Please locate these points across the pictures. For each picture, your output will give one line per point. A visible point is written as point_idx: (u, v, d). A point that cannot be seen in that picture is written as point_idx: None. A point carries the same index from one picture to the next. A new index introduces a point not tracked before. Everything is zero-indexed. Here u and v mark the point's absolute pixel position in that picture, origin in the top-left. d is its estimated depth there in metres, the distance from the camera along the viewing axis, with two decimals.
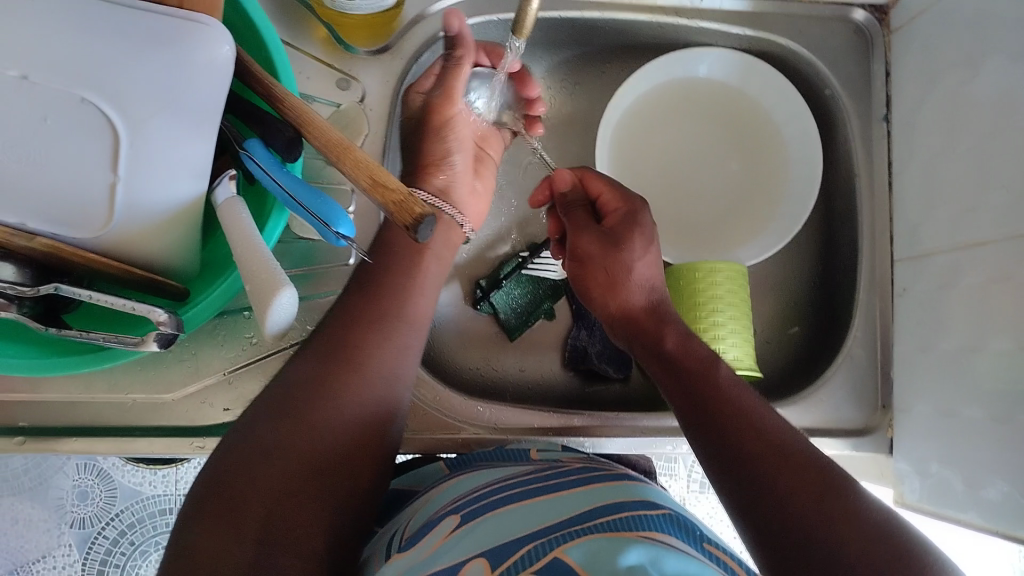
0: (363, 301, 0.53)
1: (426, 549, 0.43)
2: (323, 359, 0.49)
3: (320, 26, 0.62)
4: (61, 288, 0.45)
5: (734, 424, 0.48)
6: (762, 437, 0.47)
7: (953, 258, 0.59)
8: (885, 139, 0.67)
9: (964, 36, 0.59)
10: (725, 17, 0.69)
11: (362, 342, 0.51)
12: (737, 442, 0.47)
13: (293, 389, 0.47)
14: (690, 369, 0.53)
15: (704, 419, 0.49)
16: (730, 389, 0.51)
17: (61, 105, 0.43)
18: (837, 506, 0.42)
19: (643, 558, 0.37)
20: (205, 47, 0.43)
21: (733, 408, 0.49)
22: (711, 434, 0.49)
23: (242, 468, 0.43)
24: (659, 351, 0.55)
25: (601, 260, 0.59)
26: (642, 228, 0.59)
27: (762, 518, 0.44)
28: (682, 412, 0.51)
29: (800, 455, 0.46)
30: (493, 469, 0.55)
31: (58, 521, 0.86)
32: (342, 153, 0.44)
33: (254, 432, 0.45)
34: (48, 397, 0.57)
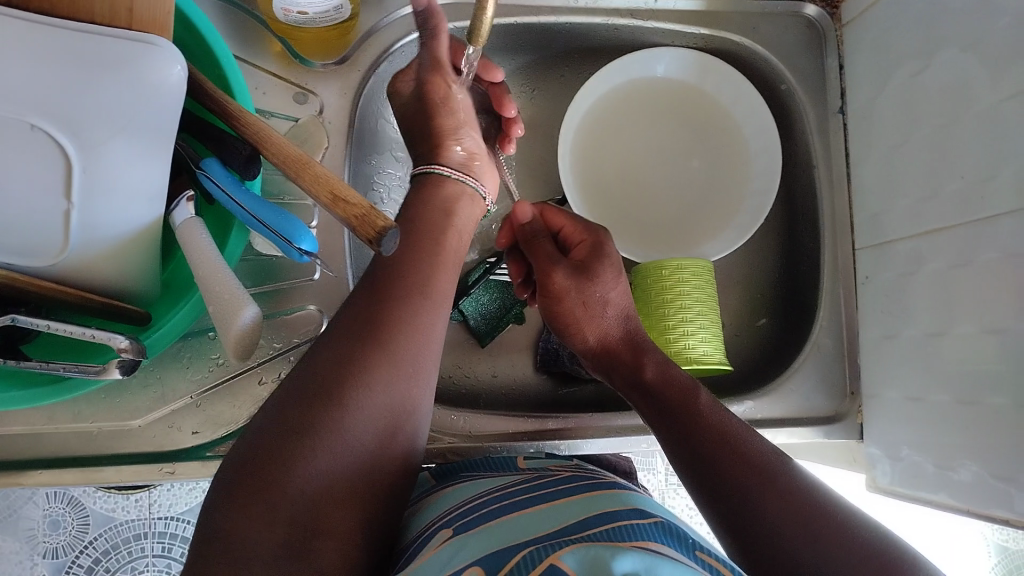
0: (388, 285, 0.49)
1: (421, 562, 0.43)
2: (349, 340, 0.47)
3: (274, 40, 0.62)
4: (19, 319, 0.44)
5: (718, 450, 0.48)
6: (747, 460, 0.47)
7: (915, 246, 0.60)
8: (843, 131, 0.68)
9: (915, 27, 0.60)
10: (680, 17, 0.69)
11: (393, 323, 0.48)
12: (722, 466, 0.47)
13: (318, 372, 0.45)
14: (677, 392, 0.53)
15: (688, 441, 0.49)
16: (711, 413, 0.51)
17: (11, 133, 0.42)
18: (825, 530, 0.43)
19: (637, 566, 0.36)
20: (156, 68, 0.42)
21: (717, 430, 0.49)
22: (694, 459, 0.48)
23: (268, 459, 0.42)
24: (638, 381, 0.55)
25: (575, 292, 0.58)
26: (611, 259, 0.59)
27: (750, 544, 0.44)
28: (664, 436, 0.51)
29: (785, 478, 0.46)
30: (479, 479, 0.55)
31: (30, 552, 0.84)
32: (301, 169, 0.44)
33: (278, 417, 0.44)
34: (12, 429, 0.55)
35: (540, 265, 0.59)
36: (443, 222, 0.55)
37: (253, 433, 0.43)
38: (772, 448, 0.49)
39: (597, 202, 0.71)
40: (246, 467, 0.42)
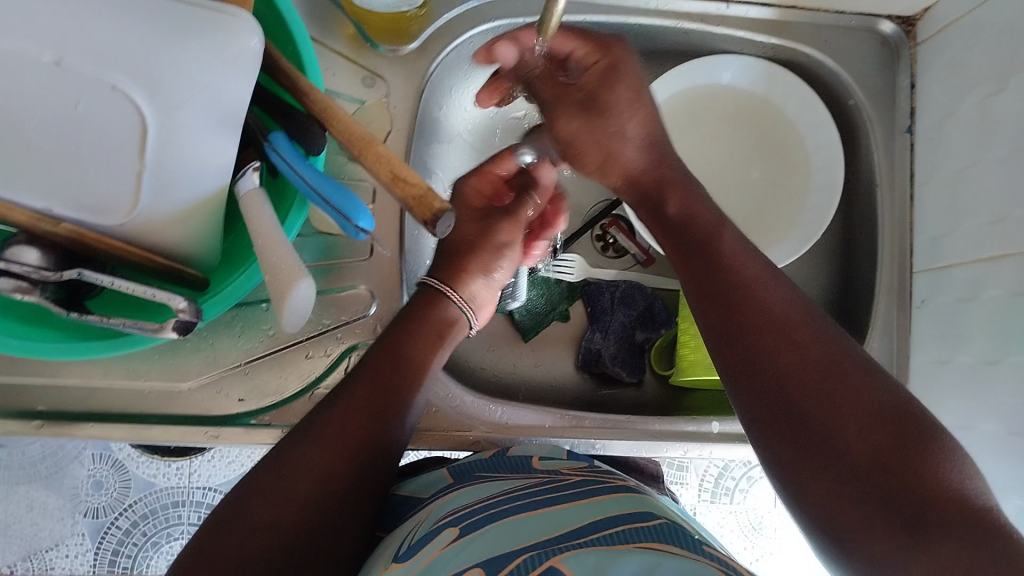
0: (372, 380, 0.51)
1: (423, 561, 0.43)
2: (329, 431, 0.48)
3: (348, 23, 0.63)
4: (85, 274, 0.45)
5: (738, 300, 0.48)
6: (767, 312, 0.47)
7: (976, 271, 0.58)
8: (909, 151, 0.67)
9: (991, 48, 0.58)
10: (750, 25, 0.69)
11: (371, 417, 0.50)
12: (742, 320, 0.47)
13: (299, 459, 0.47)
14: (697, 235, 0.53)
15: (710, 298, 0.50)
16: (733, 258, 0.51)
17: (92, 91, 0.43)
18: (843, 387, 0.43)
19: (640, 568, 0.39)
20: (234, 37, 0.44)
21: (736, 280, 0.49)
22: (717, 311, 0.49)
23: (244, 529, 0.43)
24: (660, 213, 0.55)
25: (585, 133, 0.56)
26: (627, 78, 0.55)
27: (768, 408, 0.44)
28: (690, 287, 0.51)
29: (807, 330, 0.46)
30: (493, 482, 0.54)
31: (72, 510, 0.87)
32: (365, 147, 0.45)
33: (258, 486, 0.45)
34: (68, 381, 0.57)
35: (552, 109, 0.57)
36: (437, 322, 0.55)
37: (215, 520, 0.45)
38: (794, 294, 0.48)
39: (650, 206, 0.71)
40: (220, 535, 0.43)
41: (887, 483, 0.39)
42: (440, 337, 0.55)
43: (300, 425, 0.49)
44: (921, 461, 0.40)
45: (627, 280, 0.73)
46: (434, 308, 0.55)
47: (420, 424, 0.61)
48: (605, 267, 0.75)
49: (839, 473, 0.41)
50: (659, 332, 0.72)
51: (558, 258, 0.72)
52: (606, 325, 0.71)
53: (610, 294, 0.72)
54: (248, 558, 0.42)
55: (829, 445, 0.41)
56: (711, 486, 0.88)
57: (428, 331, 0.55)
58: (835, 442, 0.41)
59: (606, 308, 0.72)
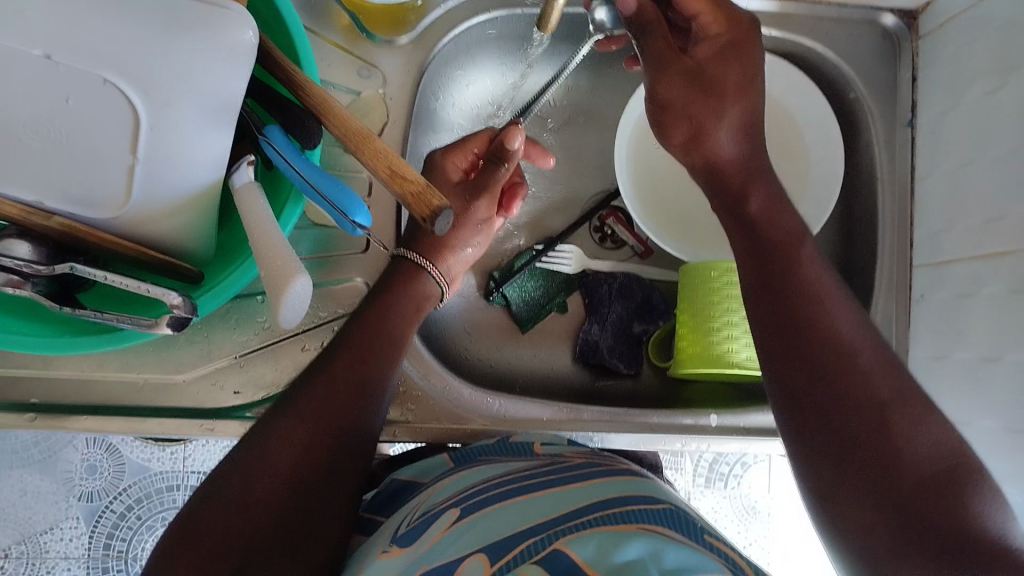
0: (351, 354, 0.50)
1: (425, 543, 0.43)
2: (310, 406, 0.48)
3: (343, 14, 0.62)
4: (78, 269, 0.45)
5: (805, 317, 0.49)
6: (832, 336, 0.48)
7: (974, 267, 0.58)
8: (909, 145, 0.67)
9: (993, 44, 0.58)
10: (751, 16, 0.68)
11: (351, 393, 0.49)
12: (806, 338, 0.48)
13: (279, 438, 0.46)
14: (774, 240, 0.53)
15: (774, 312, 0.50)
16: (808, 268, 0.51)
17: (83, 85, 0.43)
18: (904, 422, 0.45)
19: (643, 551, 0.38)
20: (228, 30, 0.43)
21: (808, 297, 0.50)
22: (776, 327, 0.50)
23: (223, 509, 0.44)
24: (740, 212, 0.55)
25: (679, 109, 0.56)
26: (747, 55, 0.55)
27: (819, 430, 0.46)
28: (752, 295, 0.52)
29: (870, 359, 0.47)
30: (493, 464, 0.55)
31: (66, 494, 0.87)
32: (362, 142, 0.44)
33: (239, 464, 0.45)
34: (62, 374, 0.57)
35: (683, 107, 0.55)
36: (414, 299, 0.55)
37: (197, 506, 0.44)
38: (860, 319, 0.49)
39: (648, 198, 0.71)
40: (200, 517, 0.44)
41: (926, 517, 0.42)
42: (416, 314, 0.55)
43: (281, 399, 0.49)
44: (957, 508, 0.42)
45: (624, 272, 0.73)
46: (412, 285, 0.55)
47: (417, 416, 0.62)
48: (603, 259, 0.74)
49: (880, 504, 0.43)
50: (657, 323, 0.72)
51: (556, 250, 0.72)
52: (603, 316, 0.71)
53: (609, 285, 0.72)
54: (228, 538, 0.43)
55: (880, 475, 0.44)
56: (706, 473, 0.89)
57: (405, 308, 0.54)
58: (887, 472, 0.44)
59: (603, 300, 0.72)
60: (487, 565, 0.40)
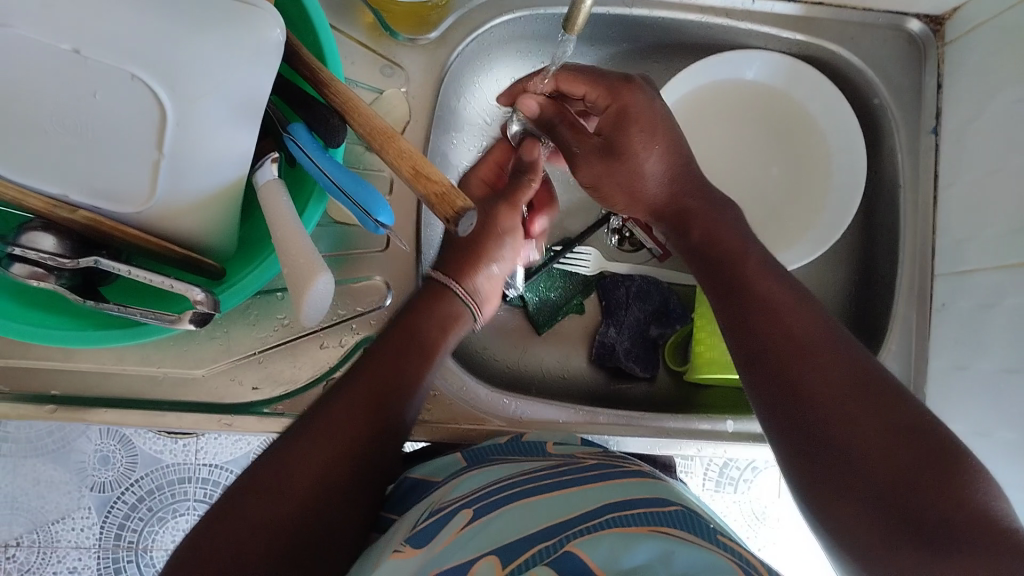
0: (374, 375, 0.51)
1: (437, 544, 0.43)
2: (334, 425, 0.48)
3: (368, 11, 0.62)
4: (102, 263, 0.45)
5: (759, 324, 0.49)
6: (791, 333, 0.48)
7: (997, 278, 0.58)
8: (933, 152, 0.66)
9: (1022, 54, 0.57)
10: (776, 20, 0.68)
11: (379, 402, 0.50)
12: (764, 344, 0.49)
13: (299, 457, 0.46)
14: (724, 256, 0.54)
15: (736, 321, 0.51)
16: (758, 273, 0.52)
17: (111, 80, 0.43)
18: (872, 411, 0.44)
19: (653, 557, 0.38)
20: (255, 28, 0.43)
21: (761, 301, 0.50)
22: (744, 335, 0.50)
23: (242, 527, 0.43)
24: (688, 246, 0.56)
25: (607, 177, 0.56)
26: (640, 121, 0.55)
27: (792, 429, 0.46)
28: (716, 302, 0.53)
29: (833, 352, 0.47)
30: (506, 464, 0.55)
31: (79, 484, 0.87)
32: (386, 142, 0.44)
33: (261, 479, 0.45)
34: (82, 366, 0.57)
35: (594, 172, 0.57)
36: (442, 319, 0.56)
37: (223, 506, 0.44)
38: (819, 314, 0.49)
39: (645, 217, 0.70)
40: (219, 533, 0.42)
41: (903, 503, 0.41)
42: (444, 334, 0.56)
43: (303, 417, 0.49)
44: (953, 485, 0.41)
45: (641, 276, 0.73)
46: (441, 304, 0.56)
47: (434, 415, 0.62)
48: (619, 261, 0.75)
49: (875, 499, 0.42)
50: (673, 327, 0.73)
51: (574, 251, 0.72)
52: (620, 319, 0.71)
53: (626, 287, 0.72)
54: (247, 555, 0.42)
55: (850, 467, 0.43)
56: (717, 476, 0.89)
57: (432, 326, 0.55)
58: (862, 465, 0.43)
59: (621, 303, 0.72)
60: (499, 570, 0.40)
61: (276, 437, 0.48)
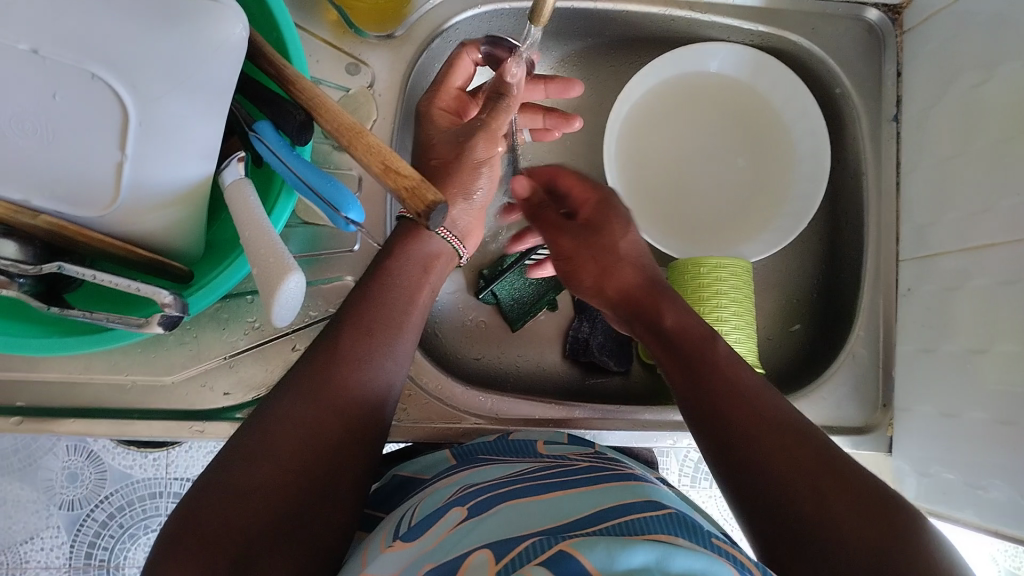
0: (353, 329, 0.49)
1: (432, 539, 0.43)
2: (313, 380, 0.46)
3: (331, 9, 0.61)
4: (65, 267, 0.44)
5: (745, 424, 0.46)
6: (759, 415, 0.46)
7: (960, 260, 0.59)
8: (895, 139, 0.67)
9: (977, 40, 0.59)
10: (737, 12, 0.68)
11: (361, 377, 0.47)
12: (737, 437, 0.46)
13: (280, 421, 0.44)
14: (691, 339, 0.52)
15: (700, 410, 0.48)
16: (729, 369, 0.49)
17: (71, 80, 0.42)
18: (838, 488, 0.42)
19: (650, 559, 0.37)
20: (216, 25, 0.43)
21: (724, 389, 0.48)
22: (703, 416, 0.48)
23: (228, 496, 0.41)
24: (659, 328, 0.54)
25: (585, 247, 0.57)
26: (621, 210, 0.58)
27: (755, 507, 0.43)
28: (685, 404, 0.50)
29: (800, 443, 0.44)
30: (504, 464, 0.54)
31: (47, 503, 0.85)
32: (354, 137, 0.44)
33: (248, 448, 0.43)
34: (47, 375, 0.56)
35: (547, 230, 0.59)
36: (420, 257, 0.53)
37: (200, 487, 0.42)
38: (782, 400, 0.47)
39: (633, 165, 0.71)
40: (201, 506, 0.40)
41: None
42: (424, 272, 0.53)
43: (282, 381, 0.47)
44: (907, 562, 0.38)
45: None
46: (417, 243, 0.53)
47: (410, 415, 0.61)
48: None
49: None
50: None
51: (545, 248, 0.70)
52: (592, 314, 0.71)
53: None
54: (239, 526, 0.40)
55: (815, 553, 0.40)
56: (694, 471, 0.89)
57: (410, 268, 0.52)
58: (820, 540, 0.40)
59: None
60: (492, 562, 0.39)
61: (259, 403, 0.46)
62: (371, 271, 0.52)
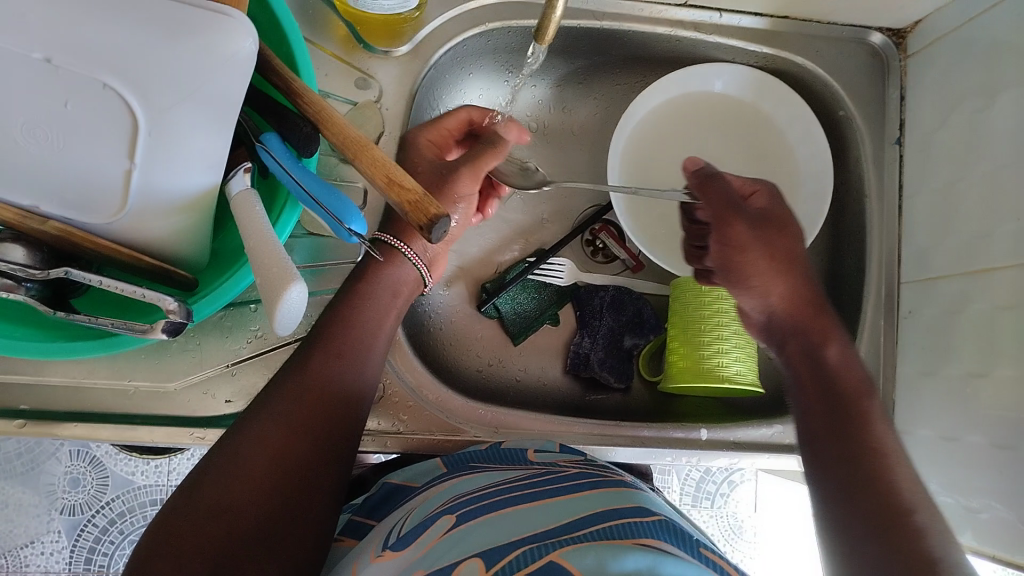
0: (324, 350, 0.49)
1: (421, 548, 0.44)
2: (283, 400, 0.46)
3: (341, 23, 0.63)
4: (72, 273, 0.45)
5: (868, 475, 0.44)
6: (885, 475, 0.44)
7: (961, 284, 0.59)
8: (897, 162, 0.68)
9: (980, 65, 0.59)
10: (744, 34, 0.69)
11: (328, 398, 0.48)
12: (858, 483, 0.44)
13: (252, 438, 0.44)
14: (845, 386, 0.50)
15: (828, 452, 0.47)
16: (875, 424, 0.47)
17: (85, 91, 0.42)
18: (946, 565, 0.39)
19: (642, 564, 0.37)
20: (226, 38, 0.42)
21: (863, 442, 0.46)
22: (830, 452, 0.47)
23: (204, 514, 0.41)
24: (815, 355, 0.52)
25: (762, 242, 0.54)
26: (793, 231, 0.56)
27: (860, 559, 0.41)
28: (819, 442, 0.48)
29: (916, 508, 0.42)
30: (490, 472, 0.54)
31: (48, 507, 0.85)
32: (359, 150, 0.45)
33: (220, 466, 0.43)
34: (51, 379, 0.56)
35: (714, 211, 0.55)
36: (391, 282, 0.53)
37: (173, 502, 0.42)
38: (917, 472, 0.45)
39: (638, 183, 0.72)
40: (179, 527, 0.40)
41: None
42: (394, 297, 0.53)
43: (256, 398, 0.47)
44: None
45: (615, 285, 0.73)
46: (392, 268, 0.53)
47: (408, 426, 0.61)
48: (594, 272, 0.75)
49: None
50: (647, 338, 0.72)
51: (550, 261, 0.72)
52: (594, 329, 0.72)
53: (601, 297, 0.72)
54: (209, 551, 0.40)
55: None
56: (693, 490, 0.89)
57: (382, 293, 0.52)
58: None
59: (595, 312, 0.72)
60: (482, 570, 0.39)
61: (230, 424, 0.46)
62: (340, 292, 0.52)
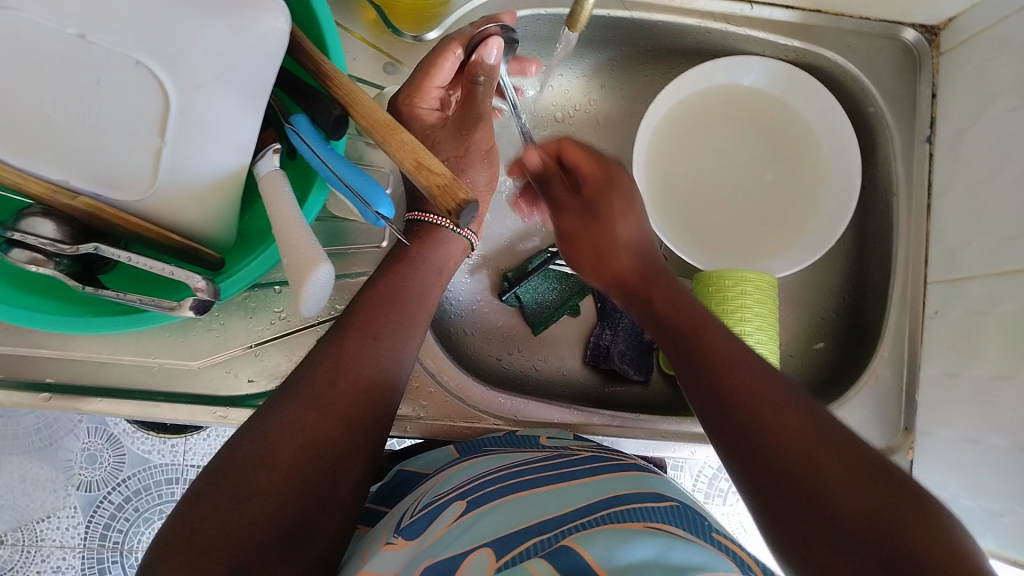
0: (360, 334, 0.49)
1: (431, 537, 0.43)
2: (320, 382, 0.46)
3: (370, 8, 0.63)
4: (102, 249, 0.45)
5: (757, 431, 0.42)
6: (774, 424, 0.42)
7: (989, 285, 0.58)
8: (927, 160, 0.67)
9: (1015, 64, 0.58)
10: (773, 27, 0.69)
11: (370, 382, 0.47)
12: (765, 454, 0.41)
13: (285, 422, 0.44)
14: (691, 340, 0.49)
15: (717, 422, 0.45)
16: (737, 378, 0.46)
17: (117, 66, 0.42)
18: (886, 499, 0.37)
19: (651, 553, 0.37)
20: (259, 18, 0.42)
21: (732, 401, 0.45)
22: (721, 427, 0.45)
23: (236, 495, 0.40)
24: (649, 310, 0.54)
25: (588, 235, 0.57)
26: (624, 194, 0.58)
27: (791, 521, 0.38)
28: (701, 414, 0.46)
29: (824, 448, 0.40)
30: (497, 457, 0.55)
31: (65, 482, 0.86)
32: (389, 134, 0.45)
33: (254, 448, 0.42)
34: (75, 355, 0.57)
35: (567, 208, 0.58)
36: (437, 261, 0.54)
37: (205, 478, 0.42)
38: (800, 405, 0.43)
39: (662, 176, 0.71)
40: (204, 508, 0.39)
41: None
42: (439, 276, 0.54)
43: (286, 381, 0.47)
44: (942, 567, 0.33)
45: None
46: (434, 248, 0.54)
47: (427, 412, 0.62)
48: None
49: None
50: None
51: None
52: (615, 322, 0.72)
53: None
54: (237, 532, 0.39)
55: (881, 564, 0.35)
56: (708, 486, 0.89)
57: (427, 273, 0.54)
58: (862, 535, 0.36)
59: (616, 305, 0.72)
60: (492, 562, 0.39)
61: (258, 408, 0.45)
62: (372, 279, 0.52)
